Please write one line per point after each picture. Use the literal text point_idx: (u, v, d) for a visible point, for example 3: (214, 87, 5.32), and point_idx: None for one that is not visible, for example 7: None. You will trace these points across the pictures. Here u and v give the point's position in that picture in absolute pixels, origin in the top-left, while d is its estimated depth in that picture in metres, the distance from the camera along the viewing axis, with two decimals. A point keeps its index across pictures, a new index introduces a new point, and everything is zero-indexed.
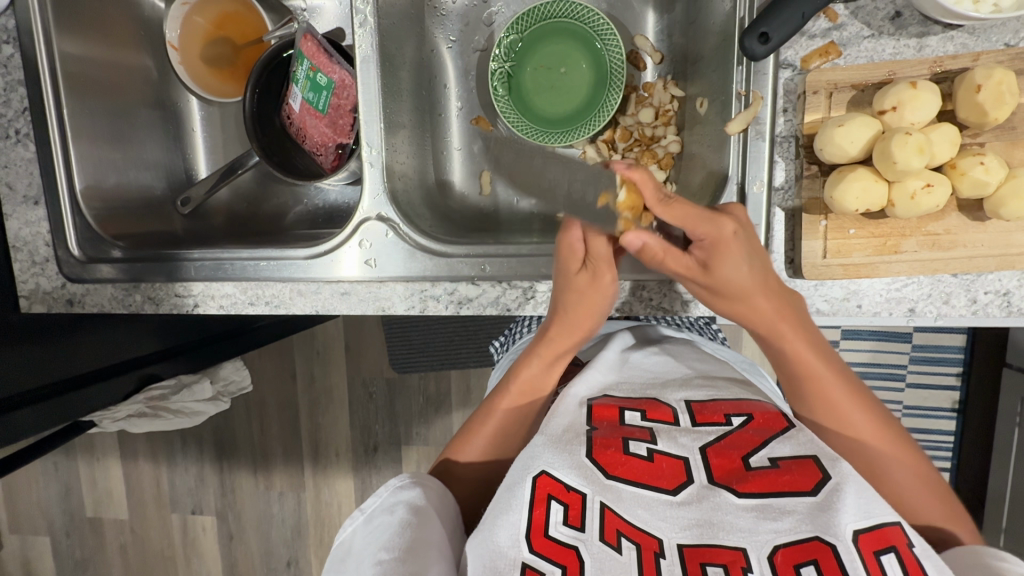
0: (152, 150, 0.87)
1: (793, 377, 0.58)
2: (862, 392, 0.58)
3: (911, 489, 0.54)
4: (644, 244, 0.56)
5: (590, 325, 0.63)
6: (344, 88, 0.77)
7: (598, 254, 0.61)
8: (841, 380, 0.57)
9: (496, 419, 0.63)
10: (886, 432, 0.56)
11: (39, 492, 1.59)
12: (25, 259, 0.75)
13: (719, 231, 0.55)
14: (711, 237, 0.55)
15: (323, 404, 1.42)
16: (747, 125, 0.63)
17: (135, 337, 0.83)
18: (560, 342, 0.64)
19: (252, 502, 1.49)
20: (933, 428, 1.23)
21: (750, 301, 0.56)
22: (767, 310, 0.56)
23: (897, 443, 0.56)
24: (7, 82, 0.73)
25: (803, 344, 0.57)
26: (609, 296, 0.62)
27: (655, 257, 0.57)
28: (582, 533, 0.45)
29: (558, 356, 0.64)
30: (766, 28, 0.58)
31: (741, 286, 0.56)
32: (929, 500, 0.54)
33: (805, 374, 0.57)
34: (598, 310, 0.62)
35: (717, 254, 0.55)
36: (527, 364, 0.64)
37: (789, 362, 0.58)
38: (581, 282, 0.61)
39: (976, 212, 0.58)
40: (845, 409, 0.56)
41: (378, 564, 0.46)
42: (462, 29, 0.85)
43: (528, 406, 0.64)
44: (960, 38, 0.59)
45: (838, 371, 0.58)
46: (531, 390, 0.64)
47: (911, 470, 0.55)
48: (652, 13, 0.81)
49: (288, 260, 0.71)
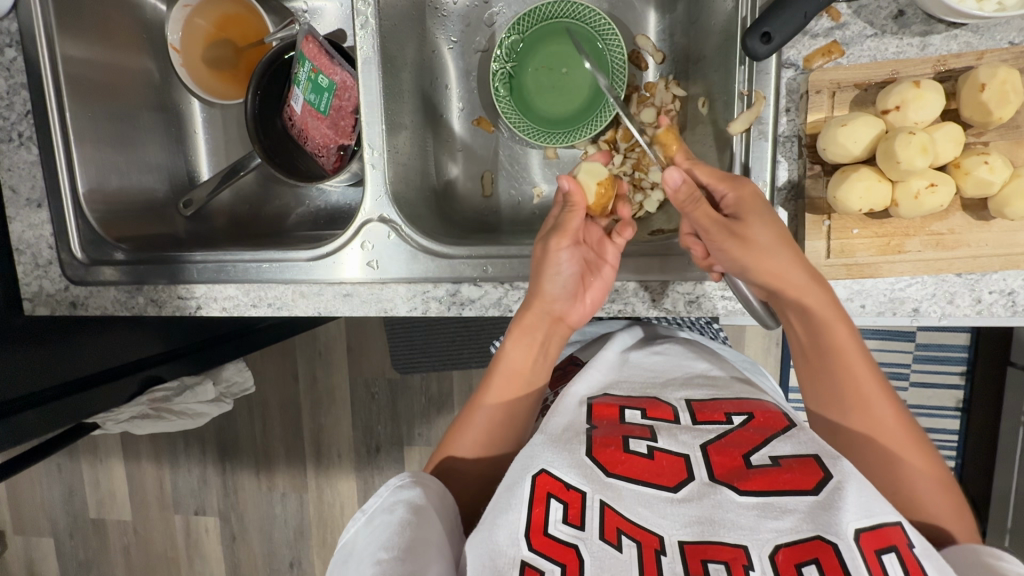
0: (154, 153, 0.87)
1: (820, 354, 0.59)
2: (884, 378, 0.58)
3: (924, 482, 0.54)
4: (683, 181, 0.58)
5: (549, 292, 0.63)
6: (344, 90, 0.76)
7: (562, 225, 0.63)
8: (868, 361, 0.58)
9: (481, 410, 0.63)
10: (905, 421, 0.56)
11: (42, 493, 1.60)
12: (28, 262, 0.76)
13: (741, 186, 0.59)
14: (735, 194, 0.59)
15: (325, 405, 1.42)
16: (750, 124, 0.62)
17: (138, 339, 0.83)
18: (530, 315, 0.63)
19: (255, 503, 1.50)
20: (938, 428, 1.23)
21: (781, 258, 0.57)
22: (796, 281, 0.57)
23: (913, 434, 0.56)
24: (9, 85, 0.74)
25: (836, 318, 0.57)
26: (566, 265, 0.62)
27: (688, 199, 0.58)
28: (582, 531, 0.44)
29: (530, 330, 0.64)
30: (768, 27, 0.58)
31: (767, 243, 0.57)
32: (942, 495, 0.54)
33: (835, 351, 0.58)
34: (554, 279, 0.62)
35: (745, 206, 0.58)
36: (505, 347, 0.64)
37: (818, 338, 0.58)
38: (539, 251, 0.64)
39: (980, 212, 0.58)
40: (868, 392, 0.57)
41: (378, 564, 0.46)
42: (463, 30, 0.85)
43: (513, 394, 0.64)
44: (963, 37, 0.59)
45: (865, 354, 0.58)
46: (515, 379, 0.64)
47: (923, 462, 0.55)
48: (653, 13, 0.81)
49: (290, 262, 0.71)
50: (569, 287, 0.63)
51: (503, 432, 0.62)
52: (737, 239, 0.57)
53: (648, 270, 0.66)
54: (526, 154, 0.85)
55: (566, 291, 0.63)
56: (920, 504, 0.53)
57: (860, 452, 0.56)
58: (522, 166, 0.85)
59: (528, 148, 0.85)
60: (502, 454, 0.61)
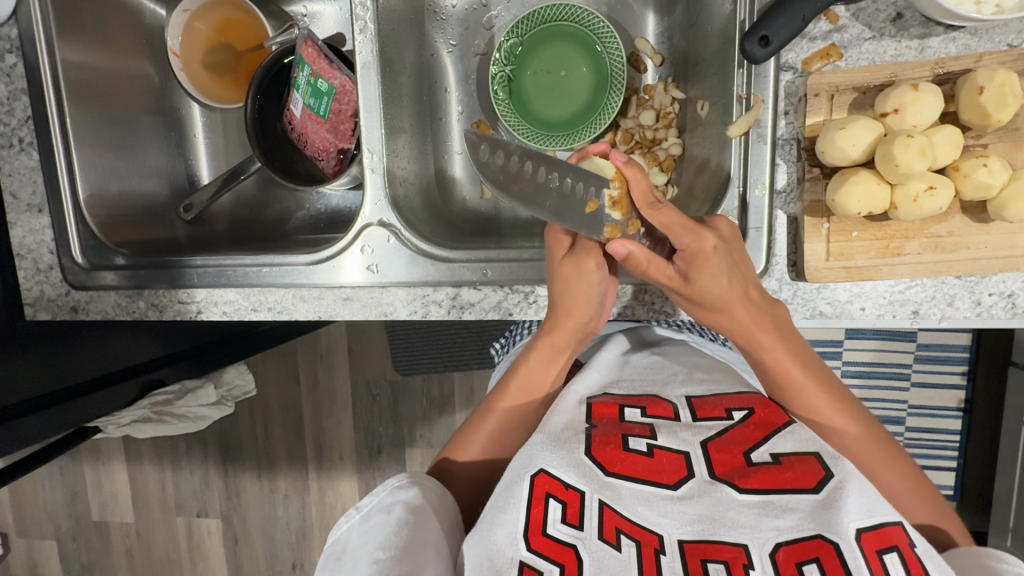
0: (154, 157, 0.87)
1: (775, 387, 0.58)
2: (843, 396, 0.58)
3: (900, 487, 0.55)
4: (630, 253, 0.55)
5: (583, 316, 0.62)
6: (344, 94, 0.76)
7: (590, 244, 0.60)
8: (822, 385, 0.57)
9: (492, 419, 0.63)
10: (867, 432, 0.56)
11: (45, 495, 1.60)
12: (29, 267, 0.76)
13: (701, 243, 0.54)
14: (691, 249, 0.55)
15: (327, 407, 1.43)
16: (749, 128, 0.63)
17: (139, 343, 0.83)
18: (560, 333, 0.63)
19: (257, 504, 1.50)
20: (939, 428, 1.22)
21: (727, 312, 0.56)
22: (749, 322, 0.56)
23: (880, 441, 0.56)
24: (10, 91, 0.74)
25: (784, 350, 0.56)
26: (601, 286, 0.61)
27: (638, 266, 0.56)
28: (581, 531, 0.44)
29: (557, 349, 0.63)
30: (766, 31, 0.58)
31: (722, 296, 0.55)
32: (918, 498, 0.55)
33: (787, 382, 0.57)
34: (589, 301, 0.61)
35: (697, 266, 0.55)
36: (525, 359, 0.64)
37: (770, 373, 0.58)
38: (567, 269, 0.60)
39: (979, 214, 0.58)
40: (826, 416, 0.57)
41: (375, 564, 0.46)
42: (462, 33, 0.85)
43: (526, 406, 0.63)
44: (962, 39, 0.59)
45: (819, 377, 0.57)
46: (531, 388, 0.63)
47: (896, 472, 0.55)
48: (652, 16, 0.81)
49: (289, 266, 0.71)
50: (601, 304, 0.62)
51: (507, 439, 0.63)
52: (685, 297, 0.57)
53: None
54: None
55: (596, 310, 0.62)
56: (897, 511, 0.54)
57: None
58: None
59: None
60: (504, 459, 0.62)
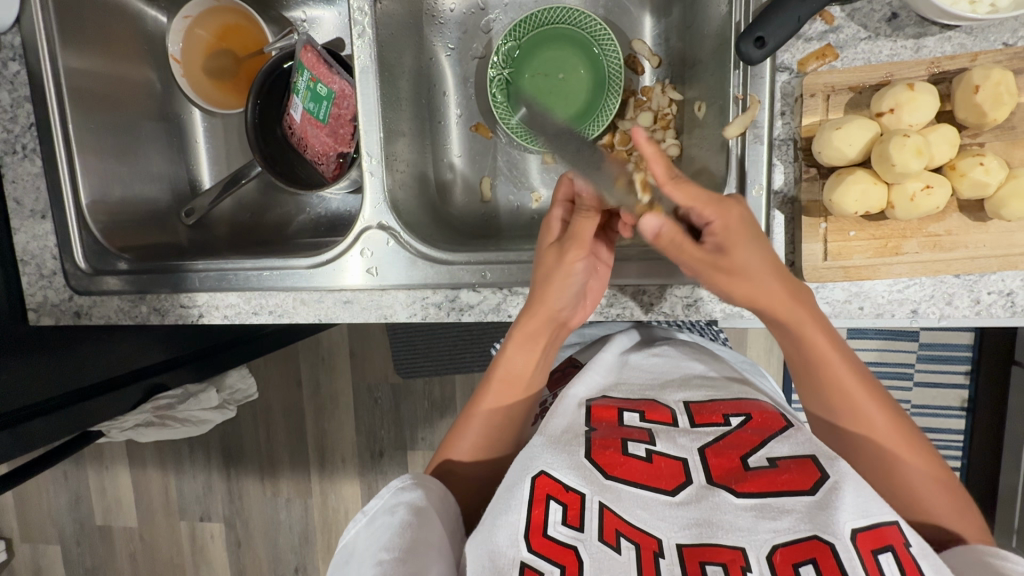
0: (156, 162, 0.87)
1: (810, 368, 0.59)
2: (875, 384, 0.58)
3: (926, 482, 0.54)
4: (661, 229, 0.56)
5: (557, 304, 0.63)
6: (344, 98, 0.78)
7: (576, 234, 0.62)
8: (856, 370, 0.58)
9: (482, 412, 0.63)
10: (898, 423, 0.56)
11: (50, 500, 1.61)
12: (33, 273, 0.76)
13: (726, 212, 0.56)
14: (726, 211, 0.56)
15: (329, 409, 1.43)
16: (745, 128, 0.63)
17: (142, 349, 0.84)
18: (535, 321, 0.63)
19: (260, 508, 1.50)
20: (941, 428, 1.22)
21: (762, 285, 0.56)
22: (785, 299, 0.57)
23: (908, 433, 0.56)
24: (13, 98, 0.74)
25: (818, 330, 0.57)
26: (577, 278, 0.62)
27: (670, 243, 0.57)
28: (581, 532, 0.45)
29: (532, 336, 0.64)
30: (762, 32, 0.58)
31: (754, 269, 0.56)
32: (946, 497, 0.53)
33: (820, 361, 0.58)
34: (566, 292, 0.62)
35: (730, 238, 0.55)
36: (504, 351, 0.65)
37: (806, 353, 0.58)
38: (550, 257, 0.63)
39: (976, 213, 0.58)
40: (858, 398, 0.57)
41: (379, 565, 0.46)
42: (460, 37, 0.86)
43: (510, 396, 0.64)
44: (957, 38, 0.59)
45: (852, 360, 0.58)
46: (514, 380, 0.65)
47: (922, 467, 0.54)
48: (649, 18, 0.81)
49: (290, 270, 0.71)
50: (577, 295, 0.64)
51: (501, 431, 0.63)
52: (722, 271, 0.56)
53: (647, 274, 0.66)
54: (525, 159, 0.86)
55: (572, 299, 0.63)
56: (926, 509, 0.53)
57: (860, 459, 0.56)
58: (522, 171, 0.86)
59: (527, 153, 0.86)
60: (503, 456, 0.62)
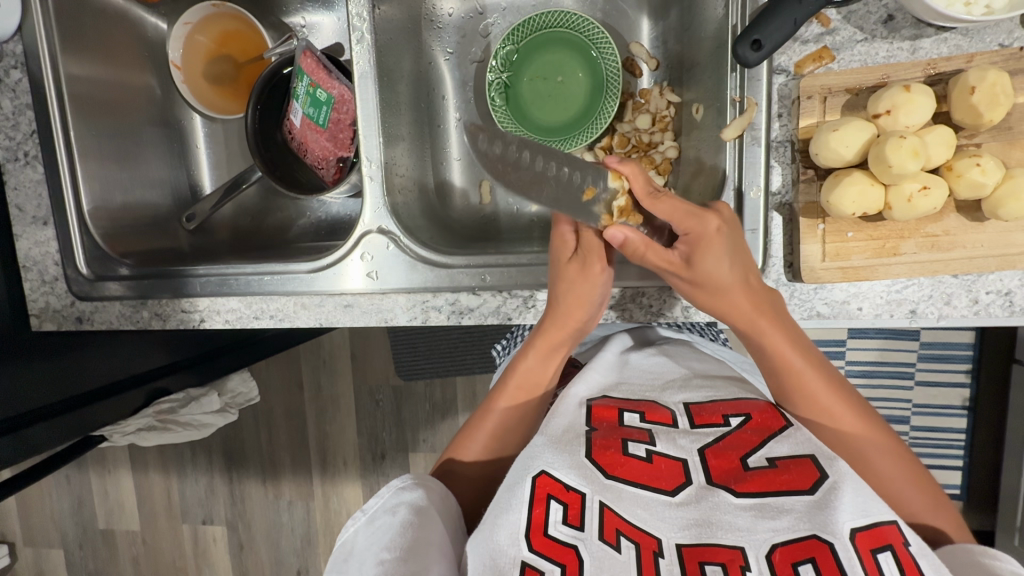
0: (156, 168, 0.88)
1: (774, 372, 0.58)
2: (841, 383, 0.58)
3: (894, 476, 0.55)
4: (625, 239, 0.57)
5: (581, 316, 0.63)
6: (343, 103, 0.78)
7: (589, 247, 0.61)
8: (820, 372, 0.57)
9: (494, 416, 0.64)
10: (866, 420, 0.56)
11: (52, 504, 1.61)
12: (35, 278, 0.77)
13: (702, 226, 0.55)
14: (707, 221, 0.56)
15: (331, 412, 1.43)
16: (743, 130, 0.63)
17: (144, 353, 0.84)
18: (558, 332, 0.64)
19: (262, 510, 1.50)
20: (944, 426, 1.22)
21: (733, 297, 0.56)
22: (749, 310, 0.57)
23: (876, 430, 0.56)
24: (15, 105, 0.75)
25: (780, 336, 0.57)
26: (603, 287, 0.62)
27: (635, 253, 0.58)
28: (582, 531, 0.45)
29: (554, 348, 0.64)
30: (758, 35, 0.58)
31: (723, 280, 0.56)
32: (914, 488, 0.55)
33: (783, 366, 0.57)
34: (589, 302, 0.62)
35: (699, 249, 0.55)
36: (524, 358, 0.65)
37: (770, 359, 0.58)
38: (571, 271, 0.62)
39: (974, 213, 0.58)
40: (823, 400, 0.57)
41: (380, 564, 0.46)
42: (459, 41, 0.86)
43: (523, 401, 0.64)
44: (953, 40, 0.60)
45: (815, 363, 0.58)
46: (527, 385, 0.65)
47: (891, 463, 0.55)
48: (646, 21, 0.82)
49: (290, 274, 0.72)
50: (599, 305, 0.63)
51: (508, 436, 0.63)
52: (689, 282, 0.57)
53: (646, 276, 0.66)
54: None
55: (593, 314, 0.63)
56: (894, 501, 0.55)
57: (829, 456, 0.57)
58: None
59: None
60: (508, 456, 0.63)
